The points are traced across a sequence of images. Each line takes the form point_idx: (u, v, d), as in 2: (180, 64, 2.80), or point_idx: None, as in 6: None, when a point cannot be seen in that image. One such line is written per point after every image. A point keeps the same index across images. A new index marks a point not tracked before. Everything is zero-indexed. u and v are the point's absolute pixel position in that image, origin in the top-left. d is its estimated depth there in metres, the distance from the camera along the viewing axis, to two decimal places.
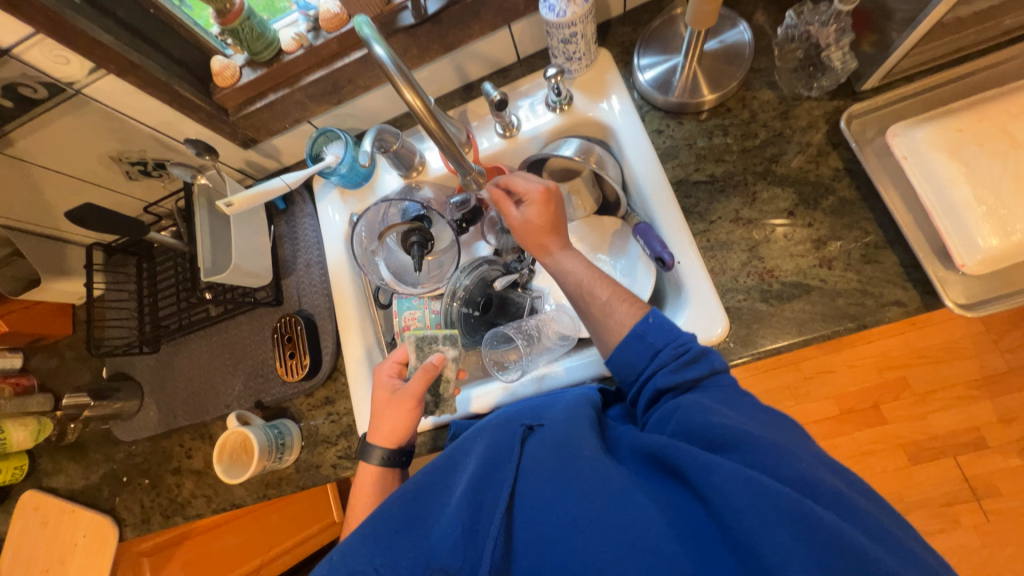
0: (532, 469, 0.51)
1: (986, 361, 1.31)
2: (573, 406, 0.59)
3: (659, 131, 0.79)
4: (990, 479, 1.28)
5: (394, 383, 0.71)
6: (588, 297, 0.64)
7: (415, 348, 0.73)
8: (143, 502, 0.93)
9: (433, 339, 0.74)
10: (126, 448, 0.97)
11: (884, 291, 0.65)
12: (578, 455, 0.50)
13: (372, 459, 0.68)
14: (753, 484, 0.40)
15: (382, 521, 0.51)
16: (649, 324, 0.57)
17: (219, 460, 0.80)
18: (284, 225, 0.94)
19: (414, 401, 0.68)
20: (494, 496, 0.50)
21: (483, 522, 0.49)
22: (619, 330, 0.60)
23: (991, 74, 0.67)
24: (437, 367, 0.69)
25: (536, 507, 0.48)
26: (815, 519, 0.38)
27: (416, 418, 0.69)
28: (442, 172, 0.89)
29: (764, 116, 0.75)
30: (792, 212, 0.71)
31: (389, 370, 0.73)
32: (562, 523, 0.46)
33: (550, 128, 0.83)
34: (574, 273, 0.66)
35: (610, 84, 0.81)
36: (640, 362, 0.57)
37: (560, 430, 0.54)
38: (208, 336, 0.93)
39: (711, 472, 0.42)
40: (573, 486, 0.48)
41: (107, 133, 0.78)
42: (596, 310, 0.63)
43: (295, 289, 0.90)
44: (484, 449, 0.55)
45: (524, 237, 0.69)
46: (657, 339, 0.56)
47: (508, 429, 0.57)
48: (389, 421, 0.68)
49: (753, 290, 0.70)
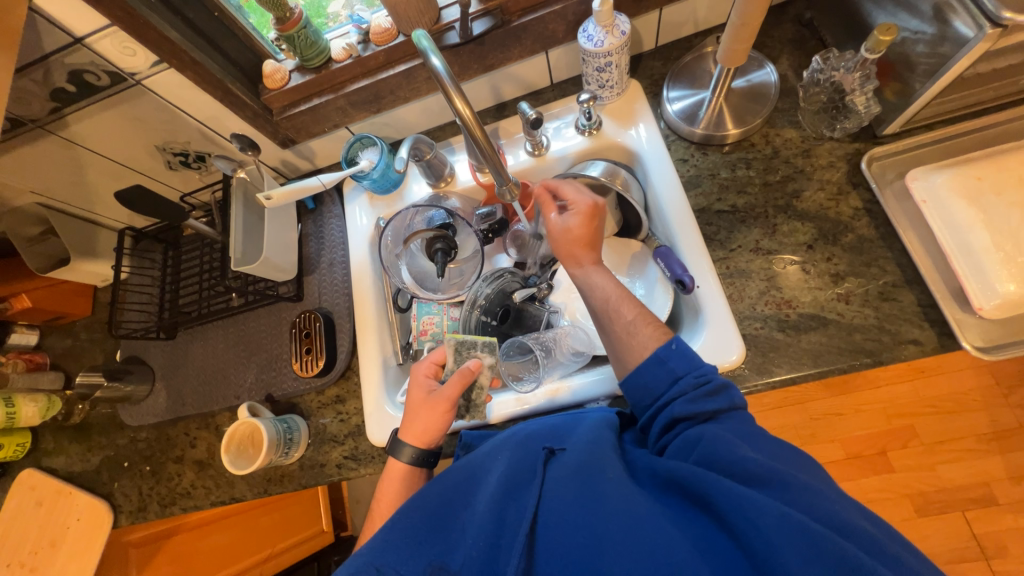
0: (554, 489, 0.51)
1: (996, 415, 1.30)
2: (597, 428, 0.58)
3: (684, 160, 0.82)
4: (999, 538, 1.25)
5: (430, 385, 0.72)
6: (613, 314, 0.65)
7: (454, 351, 0.75)
8: (141, 489, 0.93)
9: (472, 345, 0.76)
10: (130, 433, 0.97)
11: (901, 329, 0.66)
12: (603, 480, 0.50)
13: (402, 455, 0.69)
14: (791, 522, 0.40)
15: (406, 529, 0.52)
16: (671, 350, 0.58)
17: (225, 450, 0.80)
18: (311, 224, 0.96)
19: (449, 404, 0.69)
20: (517, 514, 0.50)
21: (505, 540, 0.48)
22: (640, 351, 0.61)
23: (1003, 130, 0.70)
24: (475, 372, 0.70)
25: (559, 529, 0.47)
26: (855, 563, 0.38)
27: (449, 420, 0.69)
28: (470, 184, 0.91)
29: (786, 153, 0.78)
30: (811, 246, 0.73)
31: (426, 370, 0.74)
32: (588, 544, 0.45)
33: (578, 150, 0.87)
34: (604, 285, 0.67)
35: (639, 113, 0.84)
36: (658, 389, 0.57)
37: (582, 453, 0.54)
38: (225, 327, 0.94)
39: (744, 504, 0.42)
40: (597, 510, 0.47)
41: (157, 124, 0.81)
42: (619, 329, 0.64)
43: (316, 287, 0.92)
44: (506, 467, 0.55)
45: (559, 244, 0.71)
46: (678, 365, 0.57)
47: (529, 450, 0.57)
48: (423, 420, 0.69)
49: (770, 320, 0.71)
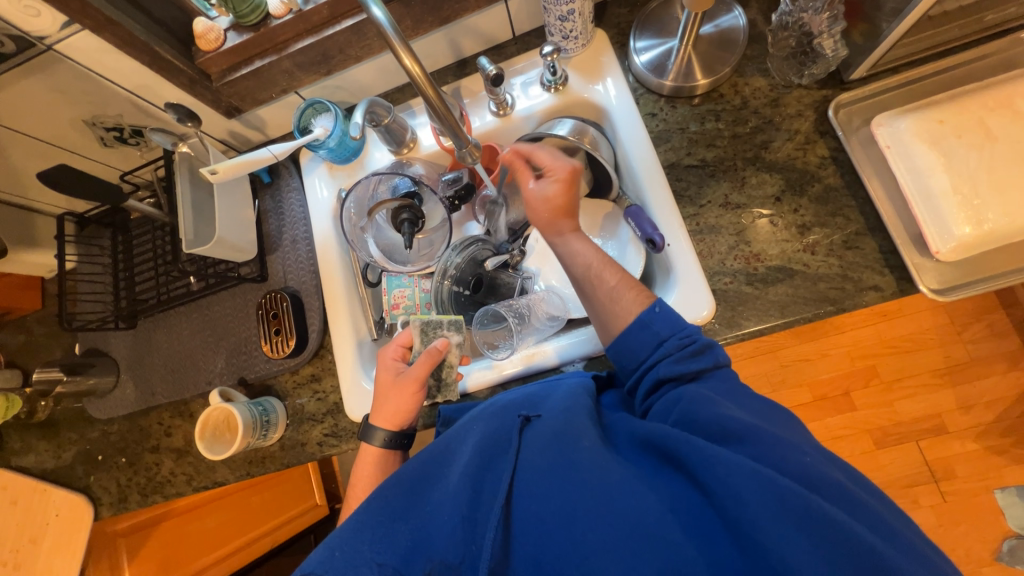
0: (530, 458, 0.51)
1: (950, 351, 1.38)
2: (571, 393, 0.59)
3: (653, 114, 0.80)
4: (949, 463, 1.35)
5: (398, 367, 0.72)
6: (596, 280, 0.64)
7: (420, 333, 0.74)
8: (119, 481, 0.91)
9: (437, 324, 0.75)
10: (101, 426, 0.94)
11: (863, 276, 0.68)
12: (577, 445, 0.50)
13: (374, 440, 0.69)
14: (760, 477, 0.41)
15: (383, 506, 0.52)
16: (656, 313, 0.58)
17: (200, 437, 0.79)
18: (268, 200, 0.91)
19: (418, 384, 0.69)
20: (493, 487, 0.51)
21: (483, 513, 0.49)
22: (626, 316, 0.61)
23: (968, 70, 0.69)
24: (442, 351, 0.71)
25: (535, 497, 0.48)
26: (818, 513, 0.39)
27: (417, 401, 0.70)
28: (434, 149, 0.87)
29: (755, 103, 0.76)
30: (779, 198, 0.72)
31: (393, 353, 0.73)
32: (562, 511, 0.46)
33: (545, 108, 0.83)
34: (584, 252, 0.67)
35: (606, 66, 0.81)
36: (644, 351, 0.58)
37: (558, 421, 0.54)
38: (188, 312, 0.90)
39: (714, 462, 0.43)
40: (573, 476, 0.48)
41: (81, 95, 0.74)
42: (602, 294, 0.63)
43: (280, 265, 0.88)
44: (481, 438, 0.55)
45: (538, 212, 0.69)
46: (662, 328, 0.57)
47: (505, 419, 0.57)
48: (393, 403, 0.69)
49: (739, 274, 0.72)
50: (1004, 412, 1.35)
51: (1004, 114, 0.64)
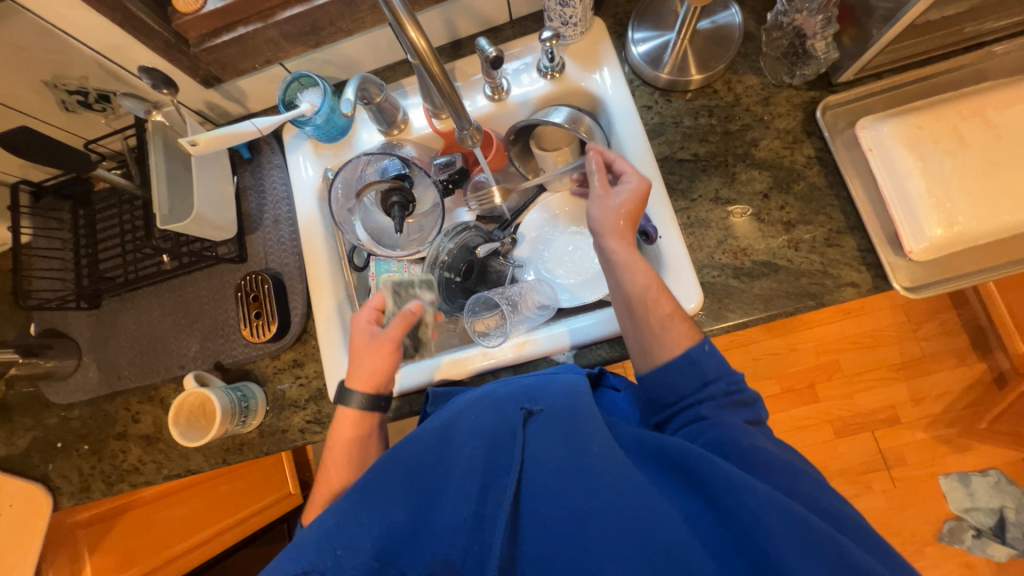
0: (537, 454, 0.52)
1: (906, 348, 1.47)
2: (571, 389, 0.60)
3: (649, 107, 0.80)
4: (900, 451, 1.45)
5: (371, 329, 0.71)
6: (652, 305, 0.63)
7: (393, 293, 0.82)
8: (82, 469, 0.86)
9: (409, 284, 0.84)
10: (60, 412, 0.88)
11: (842, 273, 0.71)
12: (587, 450, 0.51)
13: (351, 402, 0.68)
14: (787, 509, 0.43)
15: (385, 494, 0.51)
16: (705, 351, 0.59)
17: (174, 422, 0.75)
18: (248, 176, 0.87)
19: (394, 344, 0.70)
20: (501, 482, 0.50)
21: (490, 510, 0.49)
22: (670, 346, 0.60)
23: (944, 80, 0.73)
24: (416, 313, 0.72)
25: (545, 499, 0.48)
26: (846, 555, 0.41)
27: (394, 360, 0.70)
28: (425, 132, 0.85)
29: (747, 101, 0.78)
30: (767, 194, 0.75)
31: (366, 317, 0.73)
32: (574, 516, 0.46)
33: (541, 96, 0.82)
34: (645, 273, 0.64)
35: (603, 55, 0.80)
36: (684, 389, 0.58)
37: (564, 420, 0.55)
38: (159, 292, 0.85)
39: (743, 491, 0.44)
40: (586, 483, 0.48)
41: (42, 54, 0.68)
42: (654, 319, 0.62)
43: (261, 246, 0.85)
44: (485, 431, 0.55)
45: (605, 212, 0.67)
46: (709, 368, 0.58)
47: (506, 412, 0.57)
48: (368, 364, 0.69)
49: (727, 268, 0.73)
50: (951, 405, 1.45)
51: (976, 123, 0.68)
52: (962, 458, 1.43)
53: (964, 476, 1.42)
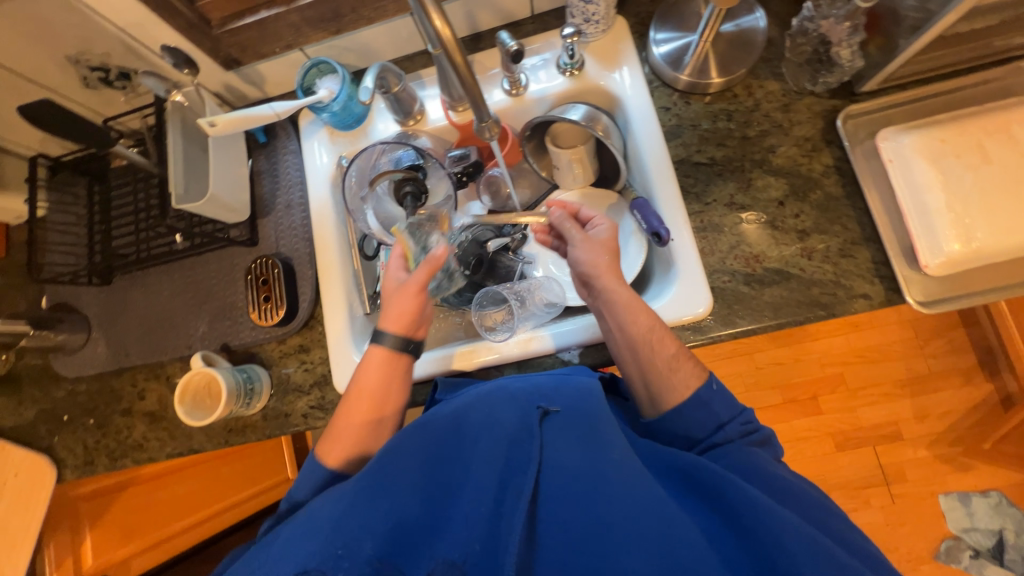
0: (556, 455, 0.52)
1: (912, 364, 1.46)
2: (587, 390, 0.59)
3: (667, 108, 0.80)
4: (900, 468, 1.44)
5: (399, 275, 0.73)
6: (656, 345, 0.62)
7: (409, 234, 0.76)
8: (86, 442, 0.87)
9: (420, 223, 0.77)
10: (68, 385, 0.89)
11: (854, 284, 0.70)
12: (607, 458, 0.51)
13: (383, 342, 0.69)
14: (812, 542, 0.44)
15: (401, 486, 0.50)
16: (715, 391, 0.60)
17: (180, 401, 0.76)
18: (263, 160, 0.88)
19: (419, 287, 0.69)
20: (519, 481, 0.50)
21: (506, 509, 0.49)
22: (681, 390, 0.60)
23: (969, 94, 0.72)
24: (442, 257, 0.70)
25: (564, 504, 0.48)
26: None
27: (422, 300, 0.70)
28: (441, 124, 0.85)
29: (767, 106, 0.77)
30: (782, 202, 0.74)
31: (394, 264, 0.74)
32: (595, 524, 0.47)
33: (559, 92, 0.82)
34: (646, 315, 0.64)
35: (624, 54, 0.80)
36: (700, 433, 0.59)
37: (583, 425, 0.55)
38: (170, 271, 0.86)
39: (770, 518, 0.45)
40: (606, 491, 0.48)
41: (66, 28, 0.68)
42: (662, 362, 0.62)
43: (273, 230, 0.85)
44: (501, 426, 0.54)
45: (594, 254, 0.69)
46: (723, 412, 0.59)
47: (521, 408, 0.56)
48: (396, 306, 0.69)
49: (738, 274, 0.73)
50: (955, 423, 1.44)
51: (1000, 139, 0.67)
52: (963, 478, 1.41)
53: (964, 495, 1.41)
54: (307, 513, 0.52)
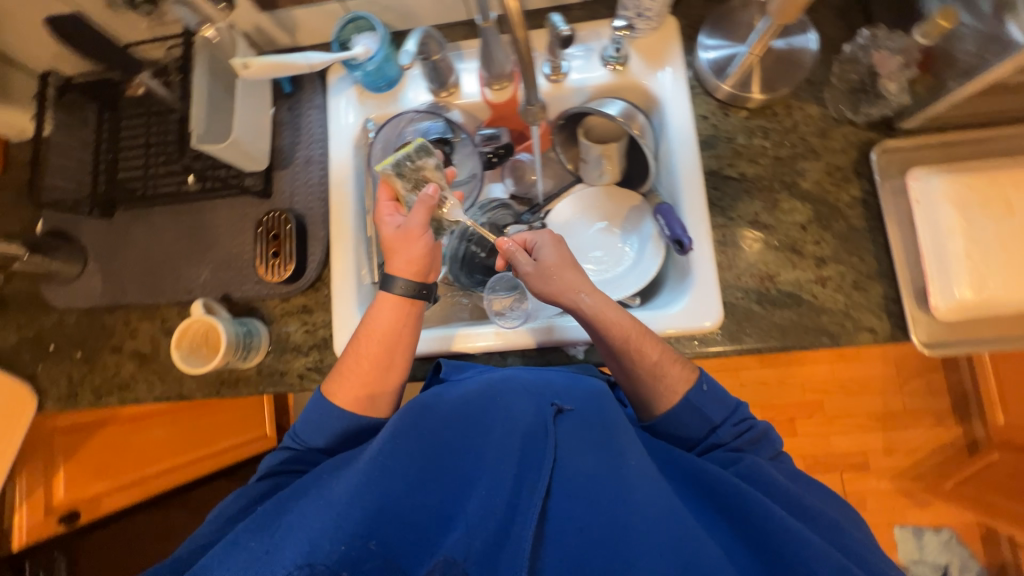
0: (571, 454, 0.53)
1: (888, 400, 1.50)
2: (598, 394, 0.60)
3: (705, 117, 0.79)
4: (862, 496, 1.49)
5: (395, 219, 0.70)
6: (637, 353, 0.64)
7: (398, 176, 0.70)
8: (70, 376, 0.85)
9: (409, 159, 0.71)
10: (56, 315, 0.86)
11: (862, 317, 0.71)
12: (623, 462, 0.52)
13: (394, 288, 0.67)
14: (838, 566, 0.46)
15: (412, 470, 0.51)
16: (704, 393, 0.63)
17: (176, 346, 0.75)
18: (286, 111, 0.85)
19: (420, 228, 0.68)
20: (533, 476, 0.51)
21: (521, 502, 0.49)
22: (669, 395, 0.63)
23: (1003, 147, 0.72)
24: (436, 196, 0.67)
25: (580, 504, 0.50)
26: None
27: (429, 241, 0.68)
28: (475, 99, 0.82)
29: (804, 130, 0.77)
30: (805, 227, 0.74)
31: (387, 209, 0.71)
32: (610, 525, 0.48)
33: (598, 85, 0.80)
34: (620, 322, 0.64)
35: (669, 55, 0.79)
36: (696, 435, 0.63)
37: (596, 425, 0.56)
38: (176, 213, 0.84)
39: (792, 537, 0.47)
40: (624, 494, 0.50)
41: None
42: (644, 370, 0.64)
43: (288, 185, 0.83)
44: (517, 419, 0.56)
45: (551, 281, 0.67)
46: (716, 415, 0.63)
47: (538, 404, 0.57)
48: (401, 253, 0.68)
49: (751, 292, 0.74)
50: (920, 461, 1.49)
51: None
52: (920, 513, 1.47)
53: (918, 529, 1.47)
54: (318, 493, 0.52)
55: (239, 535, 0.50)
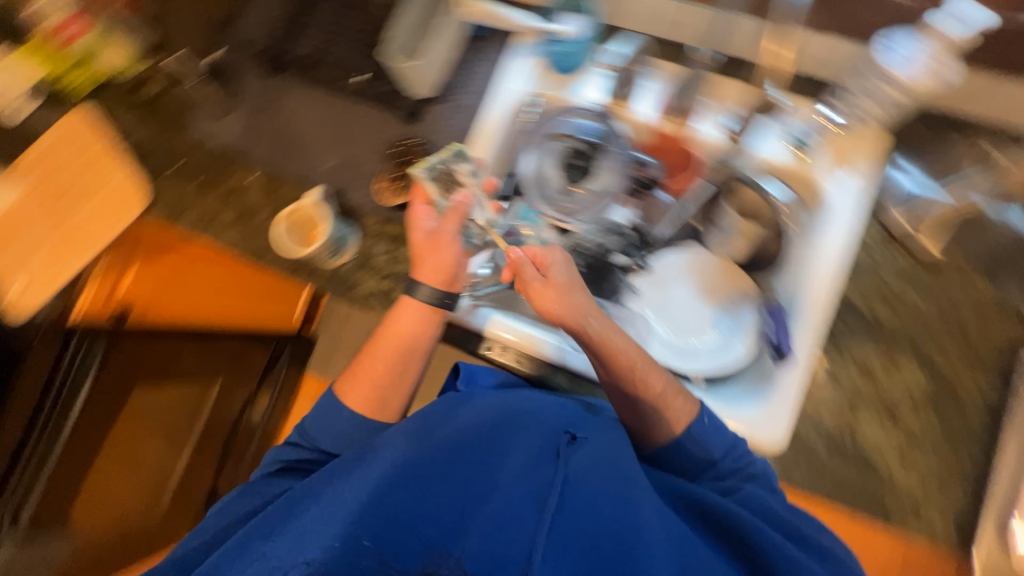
0: (580, 471, 0.55)
1: None
2: (608, 433, 0.62)
3: (864, 242, 0.74)
4: None
5: (428, 220, 0.72)
6: (642, 384, 0.64)
7: (429, 175, 0.74)
8: (177, 198, 0.87)
9: (441, 162, 0.75)
10: (190, 139, 0.90)
11: (929, 510, 0.68)
12: (633, 489, 0.54)
13: (418, 294, 0.69)
14: None
15: (429, 475, 0.52)
16: (705, 424, 0.65)
17: (282, 220, 0.82)
18: (465, 52, 0.85)
19: (449, 235, 0.70)
20: (543, 489, 0.51)
21: (532, 514, 0.49)
22: (671, 424, 0.64)
23: None
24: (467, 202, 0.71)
25: (593, 524, 0.50)
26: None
27: (457, 249, 0.70)
28: (646, 119, 0.79)
29: (964, 303, 0.71)
30: (915, 399, 0.70)
31: (421, 209, 0.73)
32: (623, 544, 0.49)
33: (773, 161, 0.76)
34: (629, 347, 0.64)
35: (862, 160, 0.73)
36: (694, 469, 0.64)
37: (603, 454, 0.58)
38: (331, 100, 0.87)
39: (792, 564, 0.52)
40: (635, 517, 0.51)
41: None
42: (648, 401, 0.64)
43: (436, 121, 0.84)
44: (525, 444, 0.56)
45: (560, 307, 0.64)
46: (716, 448, 0.64)
47: (548, 429, 0.59)
48: (431, 259, 0.69)
49: (828, 435, 0.70)
50: None
51: None
52: None
53: None
54: (328, 497, 0.52)
55: (248, 538, 0.51)
